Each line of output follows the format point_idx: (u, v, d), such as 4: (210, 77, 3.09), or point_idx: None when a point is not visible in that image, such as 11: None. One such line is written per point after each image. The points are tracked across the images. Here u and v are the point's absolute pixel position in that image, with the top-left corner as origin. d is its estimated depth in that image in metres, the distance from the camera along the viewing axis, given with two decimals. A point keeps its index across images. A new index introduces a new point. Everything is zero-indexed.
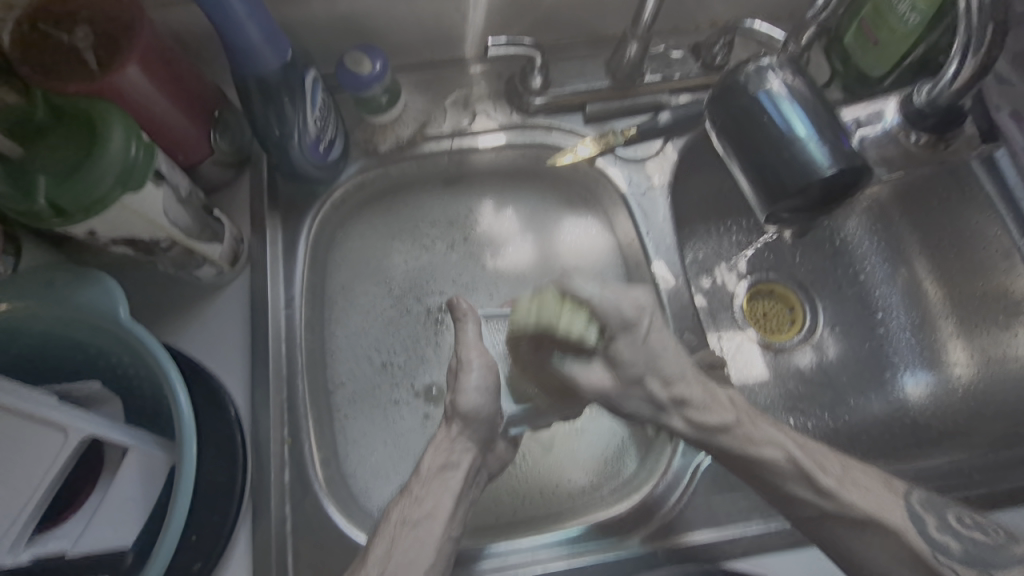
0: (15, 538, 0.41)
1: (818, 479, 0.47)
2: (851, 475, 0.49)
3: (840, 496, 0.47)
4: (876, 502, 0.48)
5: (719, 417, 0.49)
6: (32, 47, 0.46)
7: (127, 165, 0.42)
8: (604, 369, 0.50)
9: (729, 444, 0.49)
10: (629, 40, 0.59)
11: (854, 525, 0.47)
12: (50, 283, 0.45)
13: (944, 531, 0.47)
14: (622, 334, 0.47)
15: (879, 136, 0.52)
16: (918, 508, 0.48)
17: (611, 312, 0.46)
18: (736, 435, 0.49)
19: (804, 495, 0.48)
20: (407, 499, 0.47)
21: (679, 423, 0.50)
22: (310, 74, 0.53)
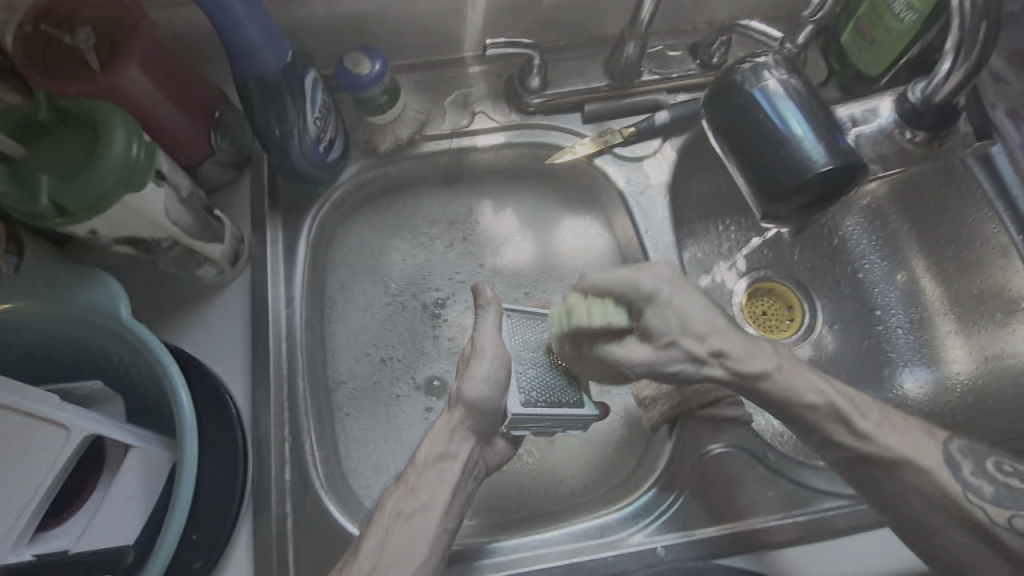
0: (18, 536, 0.41)
1: (854, 421, 0.48)
2: (890, 420, 0.49)
3: (880, 438, 0.48)
4: (912, 444, 0.48)
5: (760, 363, 0.49)
6: (35, 49, 0.47)
7: (129, 164, 0.42)
8: (640, 343, 0.48)
9: (773, 389, 0.49)
10: (627, 40, 0.60)
11: (887, 468, 0.48)
12: (53, 283, 0.45)
13: (978, 476, 0.47)
14: (648, 306, 0.48)
15: (874, 133, 0.52)
16: (956, 455, 0.48)
17: (630, 287, 0.47)
18: (778, 380, 0.49)
19: (842, 439, 0.49)
20: (402, 489, 0.47)
21: (723, 373, 0.49)
22: (310, 74, 0.53)
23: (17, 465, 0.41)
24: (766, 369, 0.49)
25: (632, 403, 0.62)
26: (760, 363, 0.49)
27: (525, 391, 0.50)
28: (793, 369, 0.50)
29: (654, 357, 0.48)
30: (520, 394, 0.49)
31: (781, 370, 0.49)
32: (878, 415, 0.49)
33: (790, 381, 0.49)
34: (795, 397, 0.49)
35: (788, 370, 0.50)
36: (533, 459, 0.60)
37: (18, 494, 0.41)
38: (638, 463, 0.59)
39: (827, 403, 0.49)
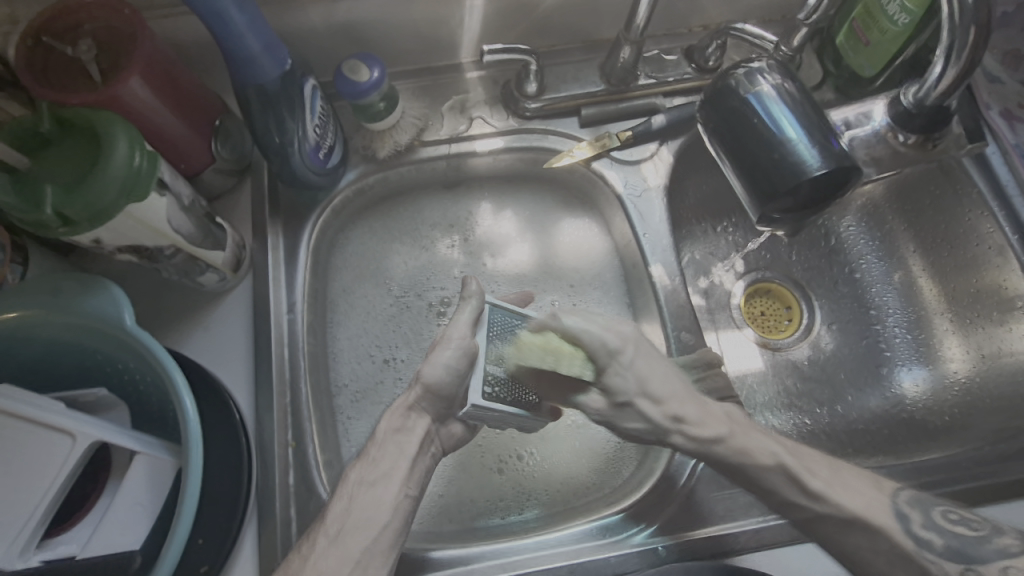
0: (26, 543, 0.41)
1: (805, 481, 0.47)
2: (840, 477, 0.48)
3: (831, 498, 0.47)
4: (863, 502, 0.47)
5: (711, 430, 0.50)
6: (39, 62, 0.47)
7: (131, 174, 0.42)
8: (601, 397, 0.52)
9: (725, 455, 0.49)
10: (623, 45, 0.60)
11: (842, 524, 0.47)
12: (57, 292, 0.46)
13: (928, 528, 0.46)
14: (611, 364, 0.51)
15: (868, 137, 0.52)
16: (905, 507, 0.47)
17: (597, 342, 0.50)
18: (729, 447, 0.49)
19: (797, 500, 0.47)
20: (364, 462, 0.48)
21: (679, 440, 0.51)
22: (309, 82, 0.54)
23: (24, 472, 0.41)
24: (720, 433, 0.49)
25: None
26: (712, 430, 0.49)
27: (489, 383, 0.49)
28: (748, 433, 0.50)
29: (610, 410, 0.52)
30: (483, 385, 0.48)
31: (734, 435, 0.50)
32: (827, 471, 0.48)
33: (743, 444, 0.49)
34: (747, 459, 0.48)
35: (740, 433, 0.50)
36: (532, 460, 0.60)
37: (25, 500, 0.41)
38: (637, 464, 0.59)
39: (778, 465, 0.48)
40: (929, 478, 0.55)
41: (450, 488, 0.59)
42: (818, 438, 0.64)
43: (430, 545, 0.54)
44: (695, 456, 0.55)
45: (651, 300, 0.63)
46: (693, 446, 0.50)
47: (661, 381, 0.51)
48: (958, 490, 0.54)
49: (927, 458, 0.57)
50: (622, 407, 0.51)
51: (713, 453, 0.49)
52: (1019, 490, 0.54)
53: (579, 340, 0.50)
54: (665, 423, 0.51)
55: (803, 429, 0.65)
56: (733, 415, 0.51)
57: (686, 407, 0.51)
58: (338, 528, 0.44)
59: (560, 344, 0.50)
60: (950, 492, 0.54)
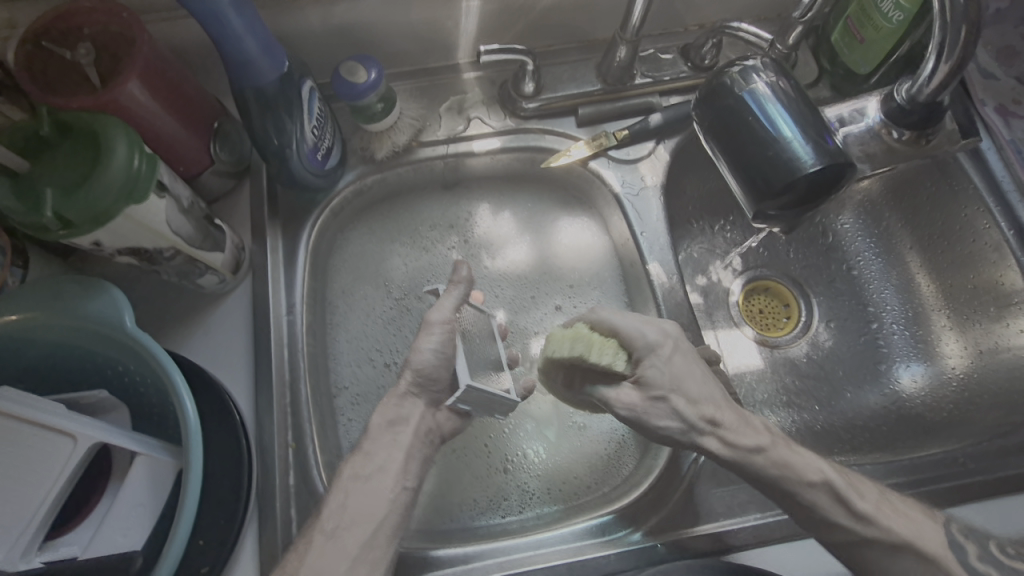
0: (27, 545, 0.42)
1: (852, 502, 0.46)
2: (889, 501, 0.47)
3: (879, 521, 0.45)
4: (913, 527, 0.46)
5: (752, 439, 0.48)
6: (38, 66, 0.48)
7: (131, 177, 0.43)
8: (632, 389, 0.49)
9: (765, 469, 0.47)
10: (619, 44, 0.61)
11: (891, 550, 0.45)
12: (58, 295, 0.46)
13: (985, 560, 0.45)
14: (648, 356, 0.49)
15: (862, 133, 0.53)
16: (958, 536, 0.46)
17: (635, 335, 0.49)
18: (771, 458, 0.47)
19: (842, 522, 0.46)
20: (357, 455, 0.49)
21: (714, 445, 0.48)
22: (306, 84, 0.54)
23: (24, 474, 0.42)
24: (763, 443, 0.47)
25: None
26: (752, 438, 0.47)
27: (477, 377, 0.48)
28: (790, 446, 0.48)
29: (642, 404, 0.49)
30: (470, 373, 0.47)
31: (775, 446, 0.48)
32: (874, 494, 0.47)
33: (788, 458, 0.47)
34: (791, 472, 0.46)
35: (785, 448, 0.48)
36: (533, 458, 0.61)
37: (26, 502, 0.41)
38: (637, 463, 0.60)
39: (824, 482, 0.46)
40: (928, 473, 0.55)
41: (449, 487, 0.59)
42: (816, 434, 0.64)
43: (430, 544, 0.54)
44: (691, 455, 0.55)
45: (649, 299, 0.63)
46: (732, 454, 0.48)
47: (698, 383, 0.49)
48: (957, 485, 0.54)
49: (924, 454, 0.58)
50: (654, 402, 0.48)
51: (752, 463, 0.47)
52: (1016, 484, 0.54)
53: (616, 331, 0.50)
54: (699, 424, 0.48)
55: (803, 425, 0.65)
56: (773, 428, 0.50)
57: (726, 414, 0.48)
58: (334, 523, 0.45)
59: (592, 336, 0.50)
60: (948, 487, 0.54)
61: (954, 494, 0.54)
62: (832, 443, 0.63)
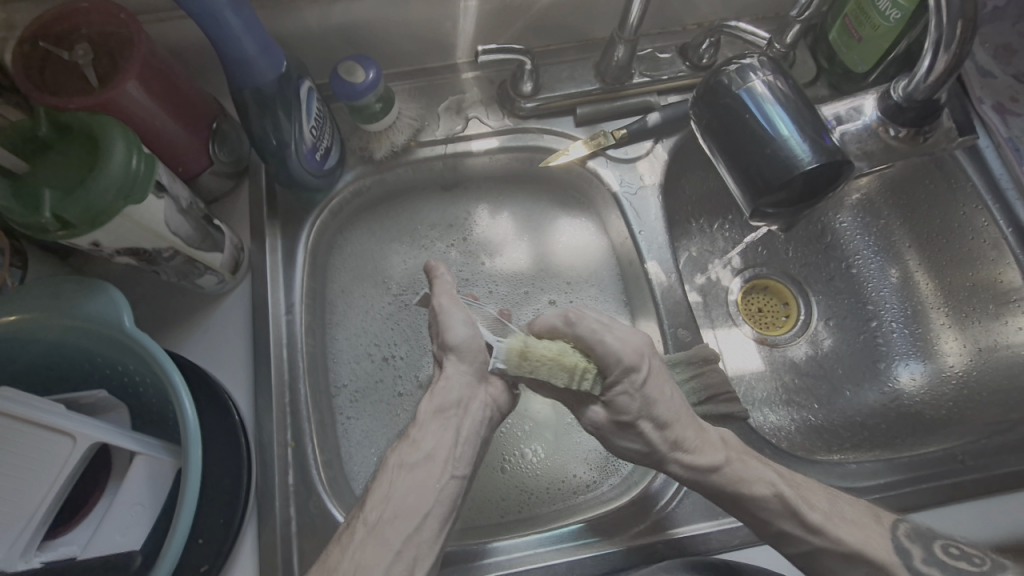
0: (27, 544, 0.42)
1: (803, 515, 0.46)
2: (838, 510, 0.47)
3: (828, 531, 0.46)
4: (862, 535, 0.46)
5: (709, 457, 0.48)
6: (36, 66, 0.48)
7: (129, 177, 0.43)
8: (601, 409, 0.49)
9: (720, 484, 0.48)
10: (617, 44, 0.61)
11: (842, 558, 0.46)
12: (57, 295, 0.46)
13: (929, 562, 0.46)
14: (623, 378, 0.47)
15: (859, 131, 0.53)
16: (905, 541, 0.47)
17: (611, 358, 0.46)
18: (725, 474, 0.48)
19: (793, 532, 0.47)
20: None
21: (677, 467, 0.49)
22: (304, 84, 0.54)
23: (24, 474, 0.42)
24: (716, 462, 0.48)
25: None
26: (708, 457, 0.48)
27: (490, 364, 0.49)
28: (743, 462, 0.48)
29: (610, 424, 0.50)
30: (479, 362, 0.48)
31: (729, 462, 0.48)
32: (825, 503, 0.47)
33: (738, 473, 0.48)
34: (742, 487, 0.47)
35: (739, 461, 0.49)
36: (533, 458, 0.61)
37: (26, 501, 0.41)
38: (636, 462, 0.59)
39: (775, 495, 0.47)
40: (926, 471, 0.55)
41: None
42: (815, 432, 0.64)
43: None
44: None
45: (648, 298, 0.63)
46: (693, 475, 0.48)
47: (667, 405, 0.48)
48: (955, 483, 0.54)
49: (923, 451, 0.58)
50: (624, 426, 0.49)
51: (707, 481, 0.48)
52: (1013, 481, 0.54)
53: (591, 350, 0.47)
54: (663, 447, 0.49)
55: (802, 424, 0.65)
56: (728, 440, 0.50)
57: (686, 431, 0.49)
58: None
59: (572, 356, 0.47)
60: (946, 484, 0.54)
61: (952, 491, 0.54)
62: (830, 441, 0.63)
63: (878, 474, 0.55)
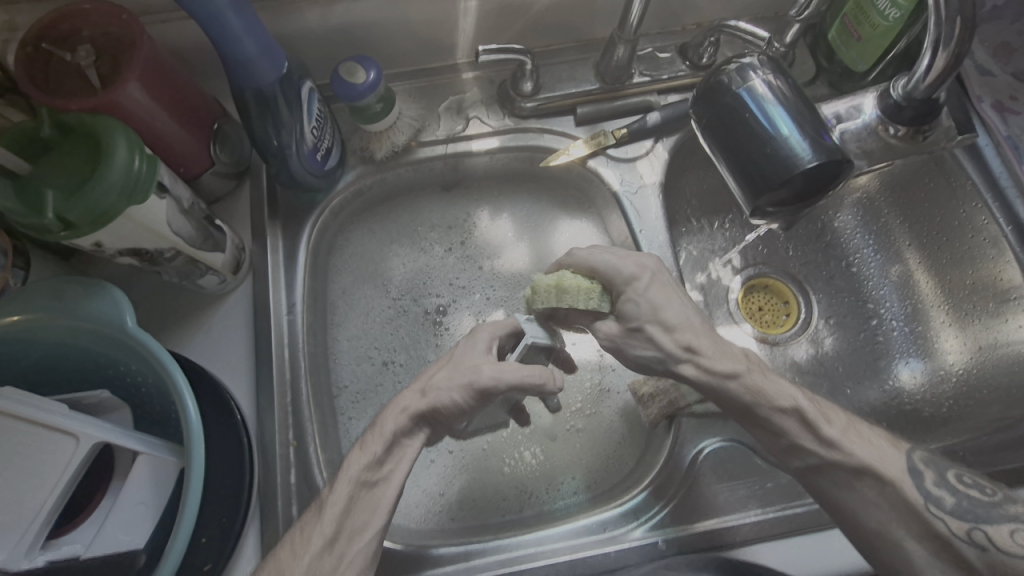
0: (31, 543, 0.42)
1: (819, 427, 0.46)
2: (856, 427, 0.47)
3: (844, 446, 0.46)
4: (876, 451, 0.46)
5: (728, 364, 0.49)
6: (39, 69, 0.48)
7: (132, 178, 0.43)
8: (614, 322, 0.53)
9: (740, 393, 0.48)
10: (617, 43, 0.61)
11: (851, 474, 0.46)
12: (60, 296, 0.46)
13: (940, 486, 0.45)
14: (626, 291, 0.51)
15: (859, 130, 0.53)
16: (919, 465, 0.46)
17: (615, 273, 0.52)
18: (746, 384, 0.48)
19: (807, 446, 0.47)
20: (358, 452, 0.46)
21: (690, 370, 0.50)
22: (305, 85, 0.54)
23: (28, 474, 0.42)
24: (736, 369, 0.48)
25: (631, 401, 0.63)
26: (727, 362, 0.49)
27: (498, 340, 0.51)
28: (765, 374, 0.49)
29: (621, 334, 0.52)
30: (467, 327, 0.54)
31: (750, 372, 0.49)
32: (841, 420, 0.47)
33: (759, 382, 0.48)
34: (764, 399, 0.47)
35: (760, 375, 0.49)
36: (534, 457, 0.61)
37: (31, 501, 0.42)
38: (638, 461, 0.60)
39: (795, 409, 0.47)
40: None
41: (452, 487, 0.59)
42: None
43: (432, 542, 0.54)
44: (693, 449, 0.55)
45: None
46: (709, 379, 0.49)
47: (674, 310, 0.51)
48: None
49: (924, 449, 0.58)
50: (632, 333, 0.52)
51: (727, 388, 0.48)
52: (1014, 478, 0.54)
53: (595, 271, 0.52)
54: (677, 352, 0.50)
55: None
56: (753, 358, 0.51)
57: (703, 341, 0.50)
58: (334, 530, 0.42)
59: (576, 280, 0.51)
60: None
61: None
62: None
63: None
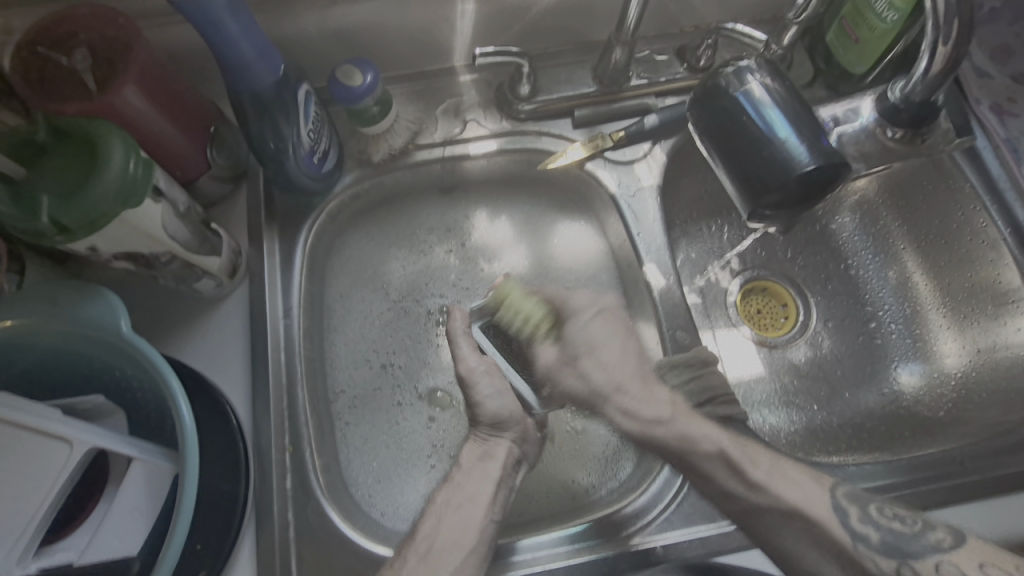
0: (24, 550, 0.41)
1: (745, 470, 0.50)
2: (781, 467, 0.50)
3: (768, 489, 0.49)
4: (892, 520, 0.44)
5: (652, 412, 0.55)
6: (34, 72, 0.48)
7: (127, 182, 0.43)
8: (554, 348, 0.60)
9: (665, 437, 0.53)
10: (614, 46, 0.61)
11: (783, 516, 0.48)
12: (54, 302, 0.46)
13: (866, 523, 0.47)
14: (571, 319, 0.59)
15: (857, 133, 0.53)
16: (842, 502, 0.48)
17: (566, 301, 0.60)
18: (670, 429, 0.53)
19: (736, 490, 0.50)
20: (449, 486, 0.52)
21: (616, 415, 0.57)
22: (303, 88, 0.54)
23: (21, 480, 0.41)
24: (661, 416, 0.54)
25: None
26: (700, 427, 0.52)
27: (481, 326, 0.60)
28: (690, 419, 0.54)
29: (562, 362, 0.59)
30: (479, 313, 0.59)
31: (675, 419, 0.54)
32: (768, 461, 0.50)
33: (682, 430, 0.53)
34: (691, 444, 0.52)
35: (685, 420, 0.54)
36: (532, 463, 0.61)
37: (23, 508, 0.41)
38: (637, 464, 0.59)
39: (718, 452, 0.51)
40: (924, 472, 0.55)
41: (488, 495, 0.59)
42: (815, 434, 0.64)
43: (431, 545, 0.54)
44: None
45: (648, 301, 0.63)
46: (636, 426, 0.55)
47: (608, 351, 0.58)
48: (953, 485, 0.54)
49: (923, 453, 0.58)
50: (570, 360, 0.59)
51: (653, 434, 0.54)
52: (1012, 482, 0.54)
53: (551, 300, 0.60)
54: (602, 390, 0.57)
55: (802, 426, 0.65)
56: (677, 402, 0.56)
57: (632, 384, 0.57)
58: (426, 546, 0.48)
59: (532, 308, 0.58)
60: (946, 486, 0.54)
61: (950, 492, 0.54)
62: (830, 443, 0.63)
63: (878, 476, 0.55)
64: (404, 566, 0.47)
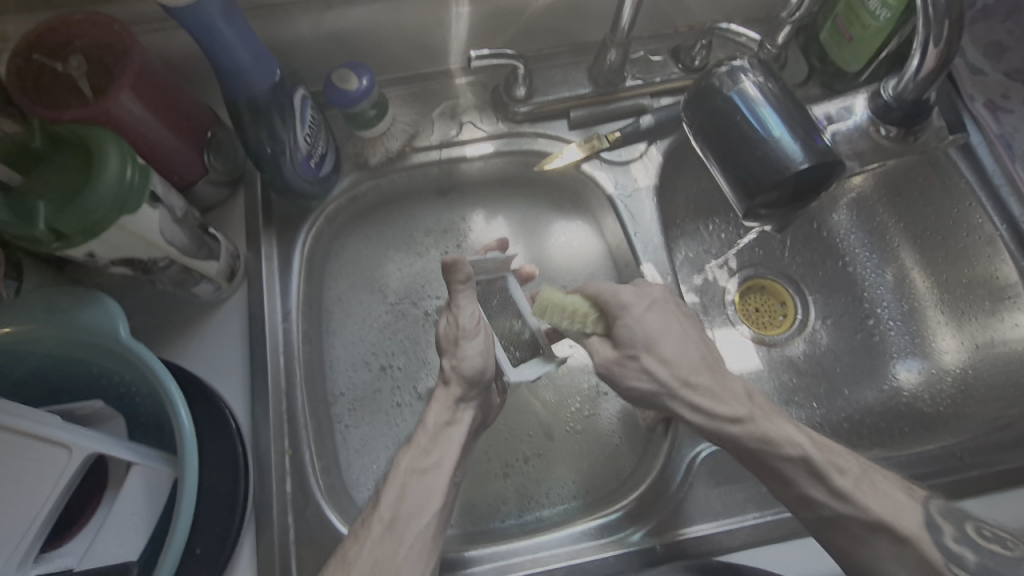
0: (24, 557, 0.41)
1: (830, 479, 0.46)
2: (872, 479, 0.46)
3: (855, 498, 0.45)
4: (889, 515, 0.45)
5: (730, 408, 0.48)
6: (31, 79, 0.48)
7: (124, 188, 0.43)
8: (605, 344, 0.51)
9: (743, 437, 0.48)
10: (609, 47, 0.61)
11: (867, 528, 0.45)
12: (51, 308, 0.46)
13: (961, 542, 0.44)
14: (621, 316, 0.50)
15: (850, 131, 0.53)
16: (937, 518, 0.45)
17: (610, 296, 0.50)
18: (749, 428, 0.48)
19: (815, 495, 0.46)
20: (414, 450, 0.48)
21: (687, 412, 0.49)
22: (298, 93, 0.55)
23: (21, 485, 0.42)
24: (740, 415, 0.48)
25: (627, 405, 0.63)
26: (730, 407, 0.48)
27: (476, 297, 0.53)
28: (768, 418, 0.48)
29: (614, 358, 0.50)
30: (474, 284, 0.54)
31: (754, 417, 0.48)
32: (857, 470, 0.47)
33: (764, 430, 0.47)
34: (770, 446, 0.47)
35: (763, 418, 0.48)
36: (531, 462, 0.61)
37: (22, 515, 0.41)
38: (636, 464, 0.59)
39: (803, 459, 0.46)
40: (922, 468, 0.55)
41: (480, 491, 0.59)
42: (816, 433, 0.64)
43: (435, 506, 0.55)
44: (691, 452, 0.55)
45: None
46: (707, 420, 0.49)
47: (672, 343, 0.49)
48: (952, 481, 0.54)
49: (922, 449, 0.58)
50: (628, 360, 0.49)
51: (728, 431, 0.48)
52: (1012, 477, 0.54)
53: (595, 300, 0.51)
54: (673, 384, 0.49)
55: (803, 424, 0.65)
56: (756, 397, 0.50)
57: (701, 377, 0.49)
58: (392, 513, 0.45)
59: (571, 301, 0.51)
60: (944, 483, 0.54)
61: (951, 488, 0.54)
62: (830, 441, 0.63)
63: None
64: (368, 535, 0.44)
